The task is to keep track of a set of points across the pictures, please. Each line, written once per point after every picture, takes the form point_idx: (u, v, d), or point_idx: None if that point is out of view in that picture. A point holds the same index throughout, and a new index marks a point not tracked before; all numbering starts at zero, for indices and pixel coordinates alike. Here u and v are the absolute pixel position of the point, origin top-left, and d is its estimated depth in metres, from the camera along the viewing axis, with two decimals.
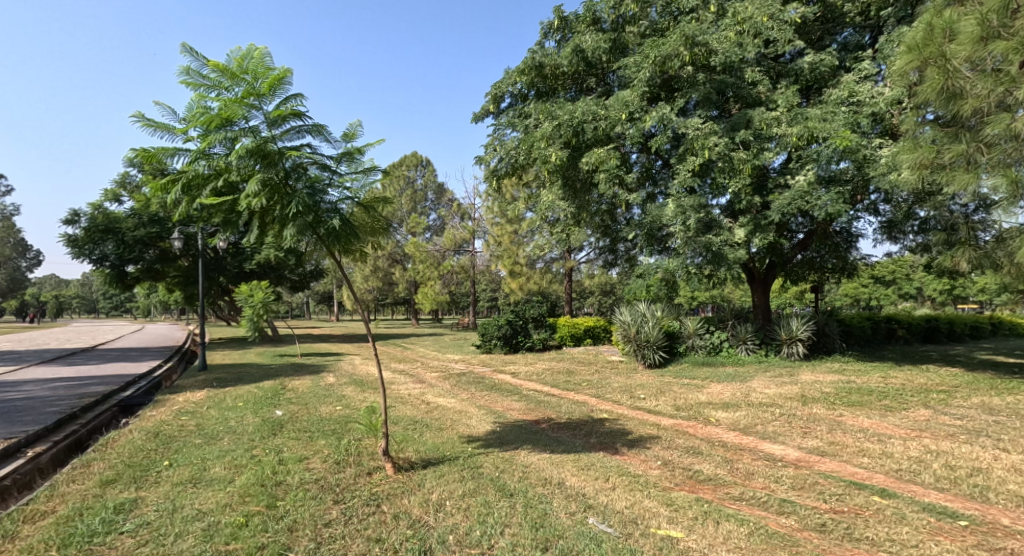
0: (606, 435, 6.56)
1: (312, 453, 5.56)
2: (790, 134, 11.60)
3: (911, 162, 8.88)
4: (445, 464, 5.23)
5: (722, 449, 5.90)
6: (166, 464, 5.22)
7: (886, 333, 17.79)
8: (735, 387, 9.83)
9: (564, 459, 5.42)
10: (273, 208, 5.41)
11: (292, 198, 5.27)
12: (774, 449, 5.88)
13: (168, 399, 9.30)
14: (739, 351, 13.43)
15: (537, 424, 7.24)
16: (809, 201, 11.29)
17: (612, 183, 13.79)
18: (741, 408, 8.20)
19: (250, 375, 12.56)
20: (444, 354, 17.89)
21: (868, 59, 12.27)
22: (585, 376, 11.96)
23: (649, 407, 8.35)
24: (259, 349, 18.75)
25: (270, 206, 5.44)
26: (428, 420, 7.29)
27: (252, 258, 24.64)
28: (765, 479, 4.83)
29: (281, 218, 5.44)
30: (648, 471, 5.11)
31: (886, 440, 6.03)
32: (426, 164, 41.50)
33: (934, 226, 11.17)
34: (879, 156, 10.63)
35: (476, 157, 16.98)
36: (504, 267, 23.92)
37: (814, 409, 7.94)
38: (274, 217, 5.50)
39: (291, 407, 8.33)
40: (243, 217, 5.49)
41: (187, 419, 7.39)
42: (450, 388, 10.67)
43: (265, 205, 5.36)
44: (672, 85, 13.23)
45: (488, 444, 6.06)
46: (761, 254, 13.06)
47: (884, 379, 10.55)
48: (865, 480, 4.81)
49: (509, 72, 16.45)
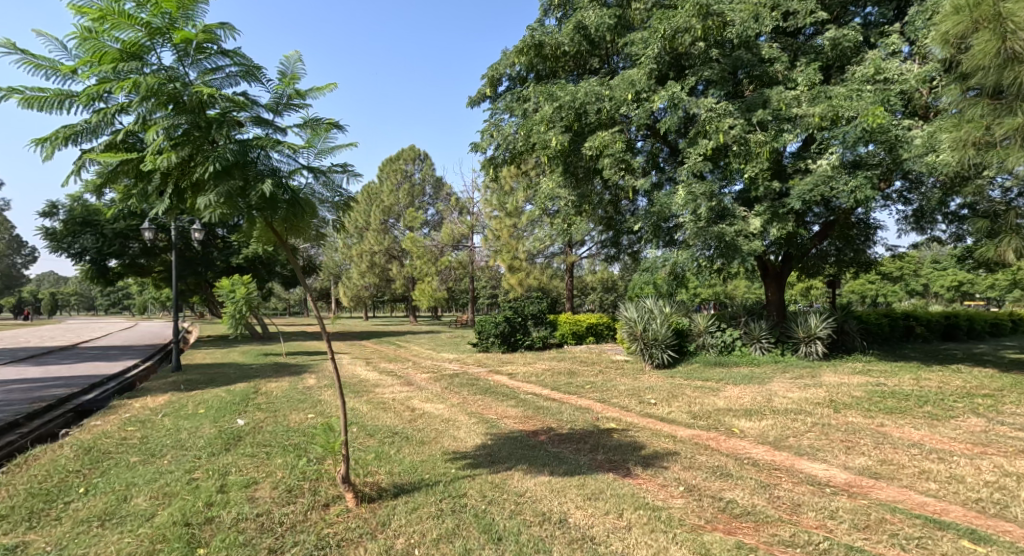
0: (616, 451, 5.63)
1: (264, 475, 4.64)
2: (812, 115, 10.56)
3: (955, 140, 7.97)
4: (420, 492, 4.30)
5: (753, 470, 4.96)
6: (80, 492, 4.29)
7: (904, 330, 16.82)
8: (755, 391, 8.88)
9: (566, 484, 4.49)
10: (192, 169, 4.45)
11: (212, 153, 4.32)
12: (815, 470, 4.95)
13: (124, 404, 8.37)
14: (754, 350, 12.49)
15: (534, 436, 6.31)
16: (833, 187, 10.24)
17: (617, 169, 12.85)
18: (766, 416, 7.25)
19: (225, 376, 11.63)
20: (438, 353, 16.97)
21: (896, 33, 11.27)
22: (588, 377, 11.03)
23: (661, 415, 7.40)
24: (244, 348, 17.84)
25: (190, 168, 4.49)
26: (410, 433, 6.35)
27: (239, 252, 23.79)
28: (816, 514, 3.94)
29: (203, 182, 4.46)
30: (670, 501, 4.18)
31: (949, 459, 5.09)
32: (424, 157, 40.51)
33: (972, 214, 10.17)
34: (913, 137, 9.66)
35: (471, 143, 16.01)
36: (503, 262, 22.89)
37: (850, 418, 6.98)
38: (195, 183, 4.53)
39: (257, 415, 7.40)
40: (156, 182, 4.53)
41: (133, 430, 6.46)
42: (439, 391, 9.72)
43: (183, 164, 4.42)
44: (681, 63, 12.25)
45: (476, 463, 5.13)
46: (777, 247, 12.05)
47: (918, 381, 9.59)
48: (941, 516, 3.90)
49: (506, 53, 15.48)
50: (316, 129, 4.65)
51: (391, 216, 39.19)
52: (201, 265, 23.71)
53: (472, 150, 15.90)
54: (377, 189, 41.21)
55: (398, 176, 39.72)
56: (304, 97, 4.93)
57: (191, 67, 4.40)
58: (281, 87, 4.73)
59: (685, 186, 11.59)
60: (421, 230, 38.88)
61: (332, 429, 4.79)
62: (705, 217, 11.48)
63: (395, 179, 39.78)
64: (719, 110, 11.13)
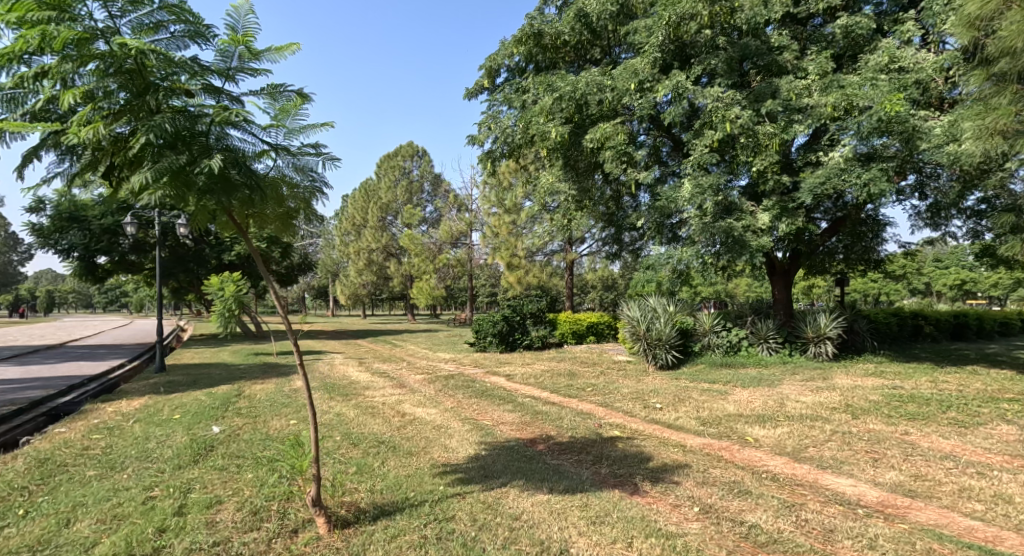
0: (621, 463, 5.16)
1: (229, 492, 4.19)
2: (824, 104, 9.99)
3: (980, 129, 7.49)
4: (402, 514, 3.87)
5: (774, 487, 4.48)
6: (17, 516, 3.86)
7: (913, 330, 16.33)
8: (765, 394, 8.41)
9: (568, 505, 4.04)
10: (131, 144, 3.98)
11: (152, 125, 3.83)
12: (842, 487, 4.49)
13: (95, 409, 7.91)
14: (761, 350, 12.04)
15: (532, 446, 5.83)
16: (846, 179, 9.69)
17: (619, 162, 12.38)
18: (781, 422, 6.76)
19: (210, 378, 11.16)
20: (434, 353, 16.50)
21: (911, 20, 10.78)
22: (588, 379, 10.58)
23: (668, 421, 6.92)
24: (235, 347, 17.39)
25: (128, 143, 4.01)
26: (397, 442, 5.88)
27: (231, 249, 23.40)
28: (853, 543, 3.49)
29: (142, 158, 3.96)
30: (684, 525, 3.73)
31: (990, 475, 4.61)
32: (422, 154, 39.95)
33: (993, 208, 9.68)
34: (932, 127, 9.13)
35: (468, 136, 15.50)
36: (501, 259, 22.35)
37: (871, 425, 6.49)
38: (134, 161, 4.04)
39: (236, 421, 6.93)
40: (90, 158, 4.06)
41: (97, 439, 6.01)
42: (433, 394, 9.23)
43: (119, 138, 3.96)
44: (686, 52, 11.76)
45: (468, 478, 4.67)
46: (786, 243, 11.56)
47: (935, 384, 9.12)
48: (995, 546, 3.45)
49: (504, 43, 14.98)
50: (281, 101, 4.12)
51: (388, 213, 38.67)
52: (191, 262, 23.39)
53: (469, 143, 15.40)
54: (374, 186, 40.67)
55: (395, 172, 39.18)
56: (258, 57, 4.34)
57: (126, 26, 3.94)
58: (230, 45, 4.12)
59: (690, 179, 11.12)
60: (418, 228, 38.36)
61: (300, 444, 4.29)
62: (711, 212, 10.99)
63: (393, 176, 39.25)
64: (725, 99, 10.61)
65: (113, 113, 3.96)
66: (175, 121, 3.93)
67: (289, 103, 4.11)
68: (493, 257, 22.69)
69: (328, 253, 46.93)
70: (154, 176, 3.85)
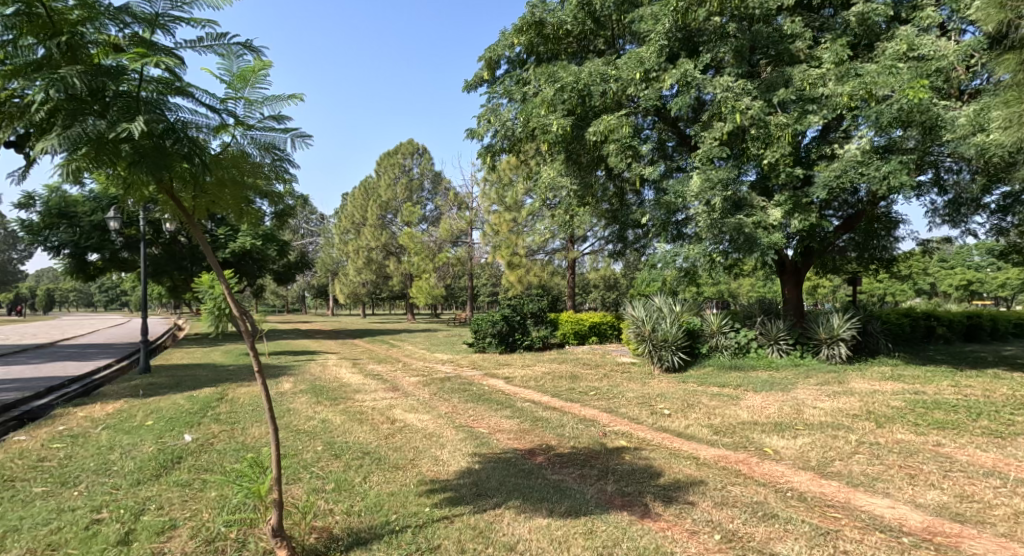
0: (629, 478, 4.68)
1: (186, 515, 3.72)
2: (840, 93, 9.43)
3: (1014, 116, 6.96)
4: (380, 544, 3.41)
5: (802, 509, 3.98)
6: None
7: (925, 331, 15.82)
8: (779, 400, 7.90)
9: (570, 533, 3.57)
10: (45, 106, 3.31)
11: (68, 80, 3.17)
12: (879, 508, 4.00)
13: (65, 414, 7.43)
14: (771, 352, 11.54)
15: (530, 458, 5.33)
16: (864, 172, 9.14)
17: (624, 156, 11.86)
18: (799, 431, 6.26)
19: (195, 380, 10.68)
20: (432, 354, 16.00)
21: (931, 5, 10.24)
22: (591, 382, 10.08)
23: (677, 430, 6.42)
24: (226, 347, 16.91)
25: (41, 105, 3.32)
26: (383, 454, 5.40)
27: (225, 246, 22.99)
28: None
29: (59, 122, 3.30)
30: None
31: None
32: (422, 151, 39.35)
33: (1019, 203, 9.15)
34: (956, 117, 8.59)
35: (467, 130, 14.97)
36: (501, 258, 21.80)
37: (899, 434, 5.99)
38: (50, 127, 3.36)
39: (213, 428, 6.45)
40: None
41: (56, 449, 5.53)
42: (427, 398, 8.74)
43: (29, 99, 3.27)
44: (694, 40, 11.23)
45: (458, 498, 4.19)
46: (798, 240, 11.05)
47: (958, 388, 8.60)
48: None
49: (504, 33, 14.47)
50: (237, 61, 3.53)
51: (388, 211, 38.17)
52: (184, 260, 23.11)
53: (468, 137, 14.85)
54: (374, 183, 40.17)
55: (395, 170, 38.68)
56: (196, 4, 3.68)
57: None
58: None
59: (698, 173, 10.61)
60: (418, 226, 37.85)
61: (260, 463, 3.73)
62: (720, 208, 10.51)
63: (393, 173, 38.77)
64: (736, 89, 10.09)
65: (14, 70, 3.33)
66: (92, 77, 3.26)
67: (247, 67, 3.49)
68: (494, 256, 22.16)
69: (327, 252, 46.46)
70: (66, 146, 3.19)
